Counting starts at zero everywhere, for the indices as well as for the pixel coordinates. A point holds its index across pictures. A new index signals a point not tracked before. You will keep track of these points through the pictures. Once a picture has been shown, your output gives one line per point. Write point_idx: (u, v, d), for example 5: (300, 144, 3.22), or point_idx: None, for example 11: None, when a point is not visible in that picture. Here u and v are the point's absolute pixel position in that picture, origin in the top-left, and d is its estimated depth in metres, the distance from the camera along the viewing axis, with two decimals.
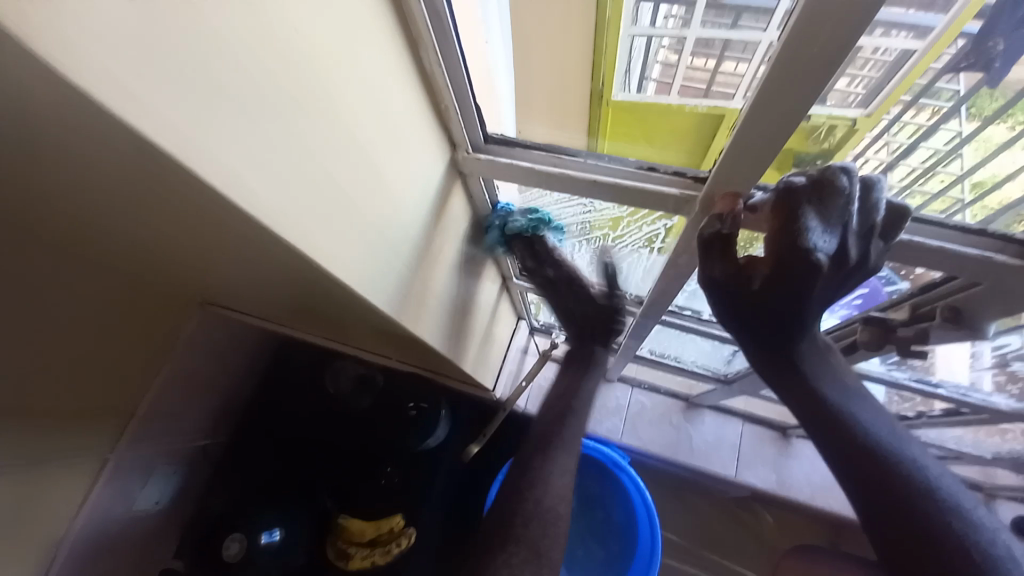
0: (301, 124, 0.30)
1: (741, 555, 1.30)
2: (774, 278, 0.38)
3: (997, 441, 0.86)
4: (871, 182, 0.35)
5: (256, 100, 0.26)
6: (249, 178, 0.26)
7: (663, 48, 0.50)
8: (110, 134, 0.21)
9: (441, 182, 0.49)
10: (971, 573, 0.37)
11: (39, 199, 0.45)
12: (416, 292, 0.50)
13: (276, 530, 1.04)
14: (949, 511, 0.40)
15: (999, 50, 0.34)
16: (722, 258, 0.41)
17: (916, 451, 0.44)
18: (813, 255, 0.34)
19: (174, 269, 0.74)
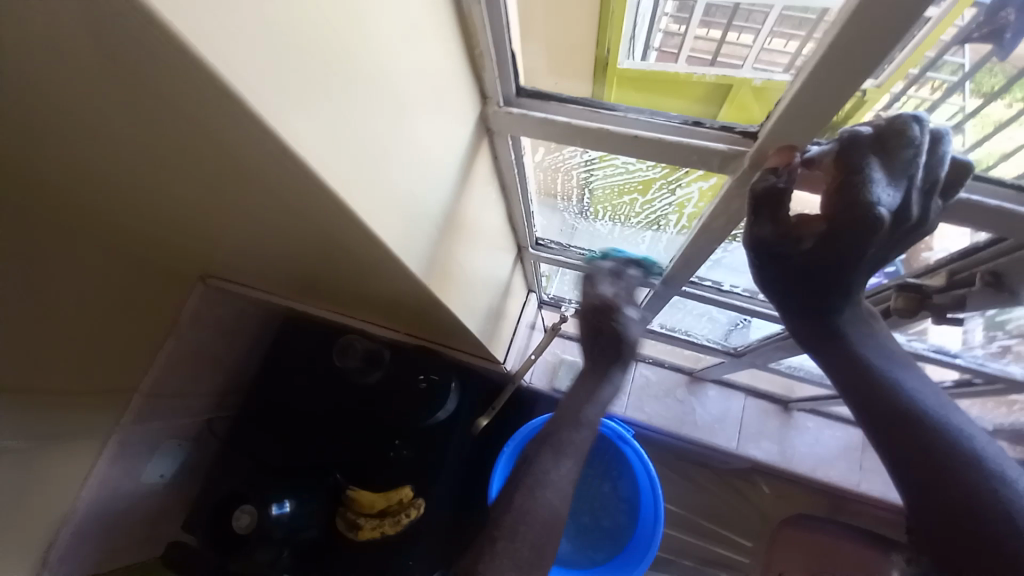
0: (340, 58, 0.27)
1: (741, 525, 1.33)
2: (829, 236, 0.37)
3: (1002, 413, 0.87)
4: (941, 135, 0.34)
5: (297, 27, 0.23)
6: (295, 118, 0.24)
7: (666, 15, 0.48)
8: (162, 62, 0.19)
9: (471, 139, 0.47)
10: (1011, 537, 0.36)
11: (40, 152, 0.42)
12: (444, 257, 0.49)
13: (286, 502, 1.01)
14: (995, 479, 0.39)
15: (1010, 20, 0.33)
16: (774, 218, 0.40)
17: (963, 420, 0.43)
18: (878, 208, 0.33)
19: (176, 240, 0.71)
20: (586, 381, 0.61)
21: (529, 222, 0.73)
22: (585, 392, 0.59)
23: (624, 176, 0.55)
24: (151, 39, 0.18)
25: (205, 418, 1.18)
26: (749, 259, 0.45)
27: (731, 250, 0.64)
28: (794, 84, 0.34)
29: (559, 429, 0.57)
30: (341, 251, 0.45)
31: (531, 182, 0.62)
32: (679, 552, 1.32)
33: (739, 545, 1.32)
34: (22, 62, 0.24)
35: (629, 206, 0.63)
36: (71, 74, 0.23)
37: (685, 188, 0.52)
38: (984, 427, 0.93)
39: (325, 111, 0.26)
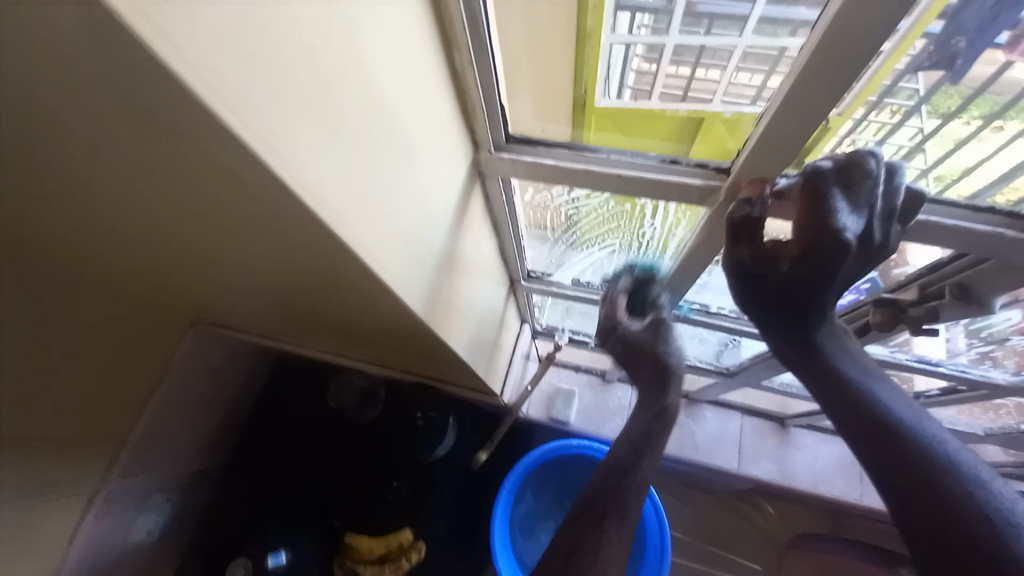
0: (345, 116, 0.29)
1: (747, 549, 1.32)
2: (801, 258, 0.40)
3: (991, 417, 0.89)
4: (895, 168, 0.38)
5: (307, 92, 0.26)
6: (311, 173, 0.27)
7: (636, 56, 0.52)
8: (191, 124, 0.22)
9: (465, 182, 0.49)
10: (992, 537, 0.38)
11: (49, 199, 0.43)
12: (442, 295, 0.50)
13: (281, 553, 1.04)
14: (971, 483, 0.40)
15: (961, 46, 0.36)
16: (749, 242, 0.43)
17: (937, 430, 0.45)
18: (843, 233, 0.37)
19: (173, 285, 0.72)
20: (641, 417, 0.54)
21: (521, 255, 0.75)
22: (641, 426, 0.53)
23: (610, 207, 0.58)
24: (186, 108, 0.21)
25: (196, 467, 1.14)
26: (727, 283, 0.47)
27: (715, 273, 0.67)
28: (761, 125, 0.38)
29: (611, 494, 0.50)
30: (344, 290, 0.47)
31: (521, 218, 0.65)
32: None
33: (746, 570, 1.30)
34: (58, 121, 0.26)
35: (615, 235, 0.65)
36: (108, 131, 0.25)
37: (668, 216, 0.55)
38: (975, 434, 0.95)
39: (331, 167, 0.29)
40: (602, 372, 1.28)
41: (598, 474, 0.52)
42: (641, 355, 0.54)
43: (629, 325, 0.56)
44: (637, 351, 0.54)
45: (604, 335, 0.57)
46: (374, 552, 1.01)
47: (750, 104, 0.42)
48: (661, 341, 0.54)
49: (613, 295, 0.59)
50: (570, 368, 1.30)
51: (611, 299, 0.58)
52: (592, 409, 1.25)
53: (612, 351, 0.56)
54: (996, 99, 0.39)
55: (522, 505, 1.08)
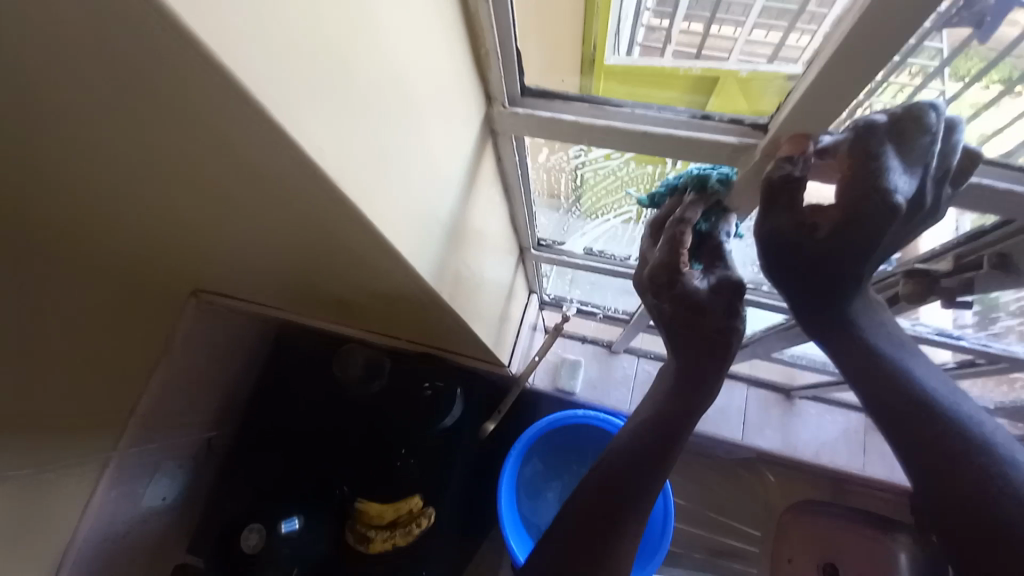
0: (351, 59, 0.26)
1: (746, 516, 1.35)
2: (844, 225, 0.38)
3: (1004, 391, 0.87)
4: (955, 123, 0.35)
5: (318, 35, 0.23)
6: (318, 129, 0.24)
7: (648, 9, 0.45)
8: (172, 59, 0.18)
9: (476, 141, 0.46)
10: (1020, 518, 0.36)
11: (34, 160, 0.40)
12: (451, 263, 0.47)
13: (294, 519, 1.03)
14: (1004, 464, 0.39)
15: (989, 3, 0.32)
16: (789, 206, 0.40)
17: (969, 407, 0.43)
18: (895, 195, 0.34)
19: (170, 253, 0.69)
20: (676, 389, 0.46)
21: (531, 223, 0.71)
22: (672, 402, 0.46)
23: (631, 169, 0.53)
24: (165, 40, 0.17)
25: (206, 435, 1.16)
26: (759, 252, 0.45)
27: (735, 242, 0.64)
28: (806, 77, 0.34)
29: (624, 471, 0.44)
30: (351, 258, 0.44)
31: (532, 184, 0.61)
32: (684, 543, 1.34)
33: (746, 535, 1.33)
34: (21, 58, 0.23)
35: (631, 203, 0.61)
36: (77, 73, 0.22)
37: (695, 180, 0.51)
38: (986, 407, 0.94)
39: (334, 115, 0.25)
40: (608, 343, 1.27)
41: (623, 438, 0.47)
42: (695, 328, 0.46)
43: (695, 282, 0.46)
44: (693, 321, 0.46)
45: (658, 287, 0.47)
46: (385, 518, 1.03)
47: (767, 62, 0.40)
48: (733, 306, 0.45)
49: (675, 228, 0.46)
50: (576, 338, 1.30)
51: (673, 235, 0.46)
52: (597, 380, 1.25)
53: (658, 308, 0.48)
54: (1016, 63, 0.36)
55: (529, 470, 1.09)
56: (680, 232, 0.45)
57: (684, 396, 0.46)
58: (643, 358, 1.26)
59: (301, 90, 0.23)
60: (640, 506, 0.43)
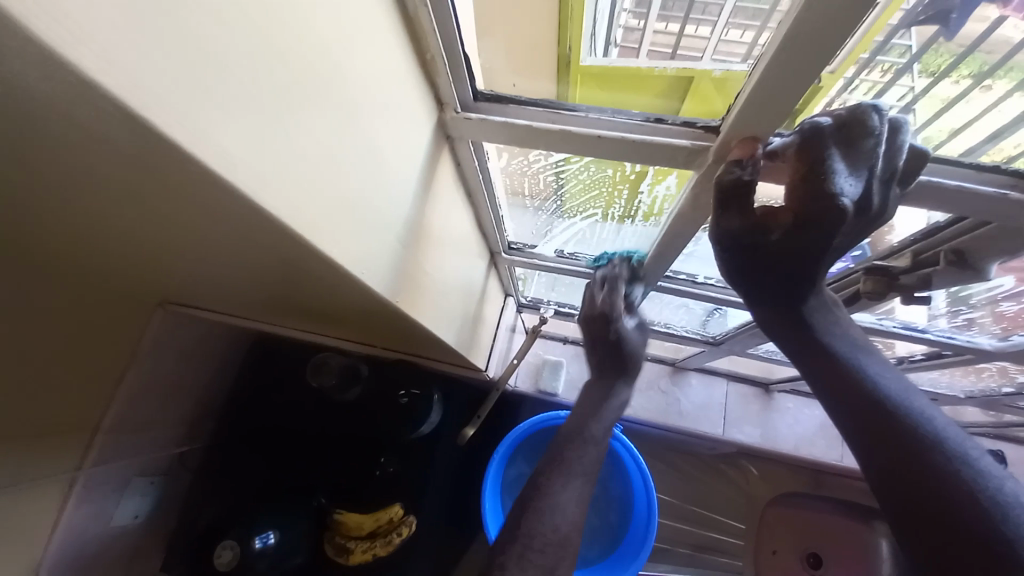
0: (286, 69, 0.25)
1: (728, 509, 1.38)
2: (797, 228, 0.39)
3: (972, 381, 0.89)
4: (900, 123, 0.35)
5: (238, 42, 0.22)
6: (232, 142, 0.22)
7: (624, 10, 0.42)
8: (44, 80, 0.17)
9: (429, 147, 0.45)
10: (970, 510, 0.37)
11: None
12: (409, 270, 0.46)
13: (269, 533, 0.98)
14: (954, 459, 0.39)
15: (957, 1, 0.33)
16: (740, 210, 0.40)
17: (920, 403, 0.44)
18: (839, 199, 0.35)
19: (127, 268, 0.67)
20: (593, 395, 0.66)
21: (498, 227, 0.70)
22: (594, 402, 0.65)
23: (592, 173, 0.52)
24: (26, 59, 0.15)
25: (181, 450, 1.12)
26: (716, 253, 0.46)
27: (702, 242, 0.64)
28: (751, 79, 0.34)
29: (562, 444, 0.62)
30: (303, 274, 0.43)
31: (497, 187, 0.60)
32: (669, 538, 1.36)
33: (728, 527, 1.36)
34: None
35: (597, 204, 0.60)
36: None
37: (656, 182, 0.50)
38: (955, 395, 0.96)
39: (259, 129, 0.24)
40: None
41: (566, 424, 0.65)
42: (614, 356, 0.66)
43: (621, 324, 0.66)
44: (612, 351, 0.66)
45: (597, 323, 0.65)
46: (364, 529, 1.01)
47: (740, 62, 0.37)
48: (640, 344, 0.67)
49: (613, 283, 0.66)
50: (556, 340, 1.30)
51: (612, 288, 0.65)
52: (578, 380, 1.24)
53: (594, 338, 0.67)
54: (986, 58, 0.36)
55: (513, 471, 1.08)
56: (615, 286, 0.65)
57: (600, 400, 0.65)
58: None
59: (213, 105, 0.21)
60: (575, 473, 0.59)
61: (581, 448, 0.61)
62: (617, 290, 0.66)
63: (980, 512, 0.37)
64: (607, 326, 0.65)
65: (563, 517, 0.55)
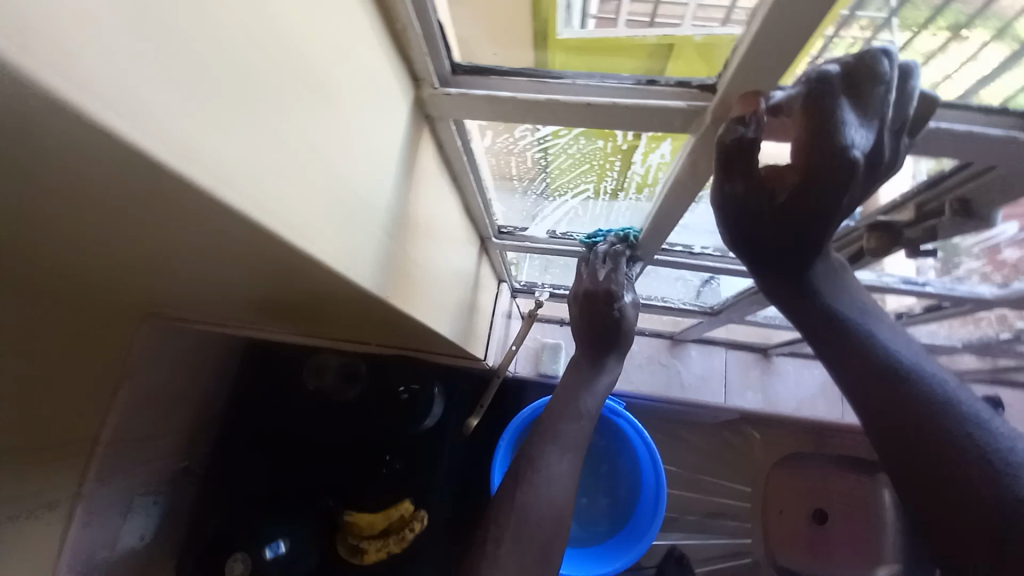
0: (236, 44, 0.22)
1: (734, 475, 1.39)
2: (802, 189, 0.37)
3: (971, 330, 0.89)
4: (910, 69, 0.34)
5: (174, 11, 0.18)
6: (194, 134, 0.20)
7: None
8: None
9: (408, 129, 0.41)
10: (968, 471, 0.39)
11: None
12: (397, 264, 0.43)
13: (280, 542, 0.98)
14: (957, 422, 0.41)
15: None
16: (745, 172, 0.39)
17: (924, 360, 0.45)
18: (851, 151, 0.34)
19: (101, 282, 0.63)
20: (581, 371, 0.71)
21: (488, 212, 0.67)
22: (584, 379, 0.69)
23: (581, 147, 0.49)
24: None
25: (182, 464, 1.10)
26: (717, 220, 0.44)
27: (698, 211, 0.62)
28: (749, 28, 0.31)
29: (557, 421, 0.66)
30: (284, 275, 0.40)
31: (483, 169, 0.57)
32: (679, 507, 1.37)
33: (735, 492, 1.38)
34: None
35: (586, 182, 0.58)
36: None
37: (649, 151, 0.48)
38: (953, 345, 0.97)
39: (221, 114, 0.21)
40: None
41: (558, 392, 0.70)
42: (601, 330, 0.71)
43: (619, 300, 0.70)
44: (600, 326, 0.70)
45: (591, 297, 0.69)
46: (376, 526, 1.00)
47: (722, 24, 0.34)
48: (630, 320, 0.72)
49: (615, 259, 0.68)
50: (555, 322, 1.30)
51: (614, 265, 0.68)
52: None
53: (587, 312, 0.71)
54: (962, 9, 0.33)
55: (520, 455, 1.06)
56: (618, 262, 0.68)
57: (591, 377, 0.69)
58: None
59: (161, 86, 0.18)
60: (566, 447, 0.64)
61: (575, 420, 0.66)
62: (619, 267, 0.68)
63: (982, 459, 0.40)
64: (602, 300, 0.69)
65: (553, 486, 0.61)
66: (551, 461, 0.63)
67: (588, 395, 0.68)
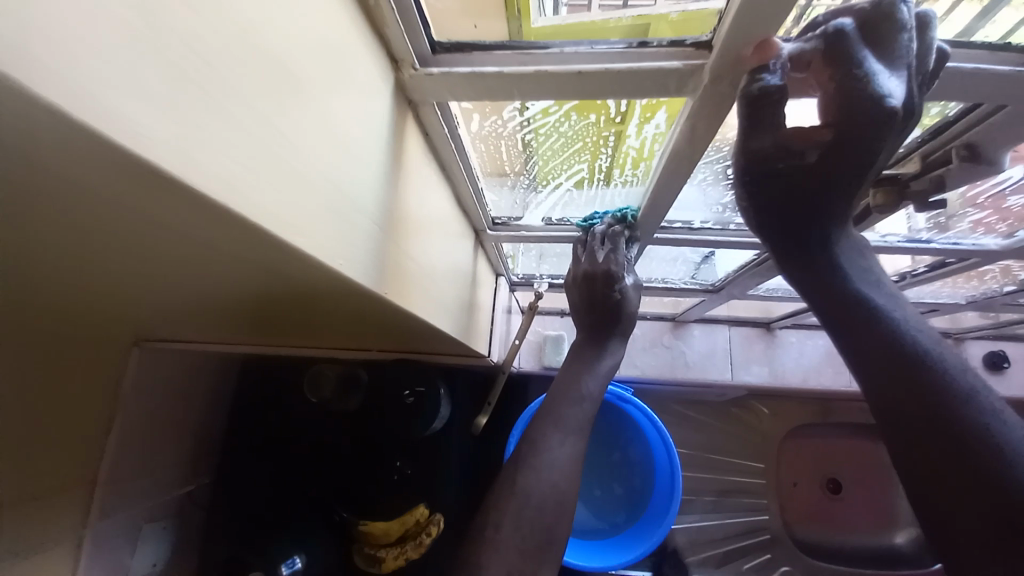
0: (192, 13, 0.19)
1: (747, 451, 1.39)
2: (835, 145, 0.37)
3: (976, 285, 0.88)
4: (927, 19, 0.33)
5: None
6: (152, 116, 0.17)
7: None
8: None
9: (392, 115, 0.39)
10: (965, 442, 0.41)
11: None
12: (390, 260, 0.41)
13: (296, 560, 0.99)
14: (957, 395, 0.43)
15: None
16: (776, 128, 0.37)
17: (934, 340, 0.46)
18: (888, 101, 0.32)
19: (81, 306, 0.60)
20: (582, 354, 0.72)
21: (481, 203, 0.65)
22: (586, 361, 0.71)
23: (572, 125, 0.47)
24: None
25: (186, 488, 1.07)
26: (740, 181, 0.42)
27: (696, 183, 0.60)
28: None
29: (560, 405, 0.67)
30: (267, 280, 0.37)
31: (472, 157, 0.55)
32: (695, 489, 1.36)
33: (749, 468, 1.38)
34: None
35: (579, 163, 0.55)
36: None
37: (643, 122, 0.46)
38: (959, 303, 0.96)
39: (189, 89, 0.19)
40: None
41: (560, 374, 0.71)
42: (601, 313, 0.71)
43: (619, 279, 0.69)
44: (599, 308, 0.71)
45: (589, 278, 0.69)
46: (392, 534, 0.98)
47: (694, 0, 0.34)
48: (631, 300, 0.71)
49: (612, 237, 0.66)
50: (554, 313, 1.28)
51: (612, 245, 0.66)
52: None
53: (586, 293, 0.71)
54: None
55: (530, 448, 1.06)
56: (616, 242, 0.66)
57: (590, 359, 0.70)
58: None
59: (105, 55, 0.16)
60: (567, 427, 0.65)
61: (576, 403, 0.67)
62: (617, 247, 0.66)
63: (983, 435, 0.41)
64: (601, 280, 0.69)
65: (554, 471, 0.61)
66: (553, 444, 0.63)
67: (591, 378, 0.69)
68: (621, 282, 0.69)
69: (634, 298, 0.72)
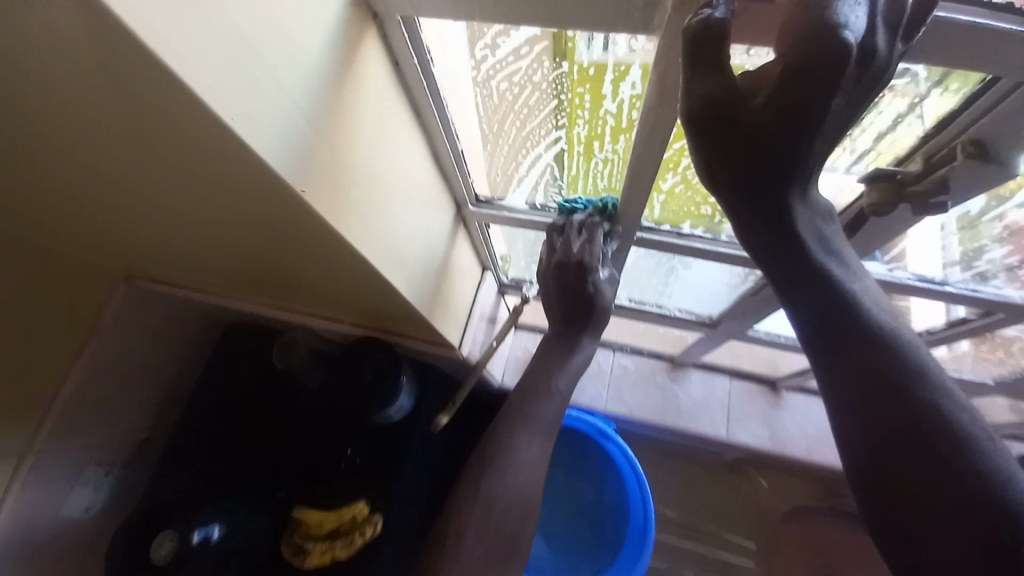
0: None
1: (736, 523, 1.25)
2: (785, 83, 0.33)
3: (1002, 359, 0.79)
4: None
5: None
6: None
7: None
8: None
9: (345, 15, 0.38)
10: (932, 435, 0.40)
11: None
12: (327, 161, 0.39)
13: (211, 528, 0.83)
14: (915, 383, 0.41)
15: None
16: (719, 67, 0.33)
17: (894, 322, 0.44)
18: (844, 30, 0.30)
19: (55, 215, 0.60)
20: (555, 349, 0.67)
21: (463, 170, 0.63)
22: (554, 355, 0.67)
23: (545, 73, 0.46)
24: None
25: (142, 437, 1.05)
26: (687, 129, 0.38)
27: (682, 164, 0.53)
28: None
29: (526, 400, 0.63)
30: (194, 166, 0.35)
31: (452, 110, 0.53)
32: (672, 555, 1.23)
33: (736, 544, 1.24)
34: None
35: (558, 130, 0.53)
36: None
37: (617, 80, 0.44)
38: (986, 383, 0.85)
39: None
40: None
41: (526, 372, 0.66)
42: (575, 308, 0.67)
43: (595, 275, 0.64)
44: (575, 303, 0.66)
45: (563, 268, 0.64)
46: (325, 527, 0.86)
47: None
48: (609, 295, 0.68)
49: (590, 228, 0.62)
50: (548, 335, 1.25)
51: (589, 234, 0.62)
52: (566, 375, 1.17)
53: (558, 285, 0.66)
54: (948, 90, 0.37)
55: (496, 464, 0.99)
56: (594, 232, 0.61)
57: (559, 356, 0.66)
58: (619, 352, 1.31)
59: None
60: (537, 427, 0.61)
61: (544, 399, 0.63)
62: (594, 235, 0.61)
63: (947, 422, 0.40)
64: (575, 271, 0.64)
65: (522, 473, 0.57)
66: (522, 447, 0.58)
67: (560, 373, 0.65)
68: (597, 275, 0.65)
69: (612, 289, 0.68)
